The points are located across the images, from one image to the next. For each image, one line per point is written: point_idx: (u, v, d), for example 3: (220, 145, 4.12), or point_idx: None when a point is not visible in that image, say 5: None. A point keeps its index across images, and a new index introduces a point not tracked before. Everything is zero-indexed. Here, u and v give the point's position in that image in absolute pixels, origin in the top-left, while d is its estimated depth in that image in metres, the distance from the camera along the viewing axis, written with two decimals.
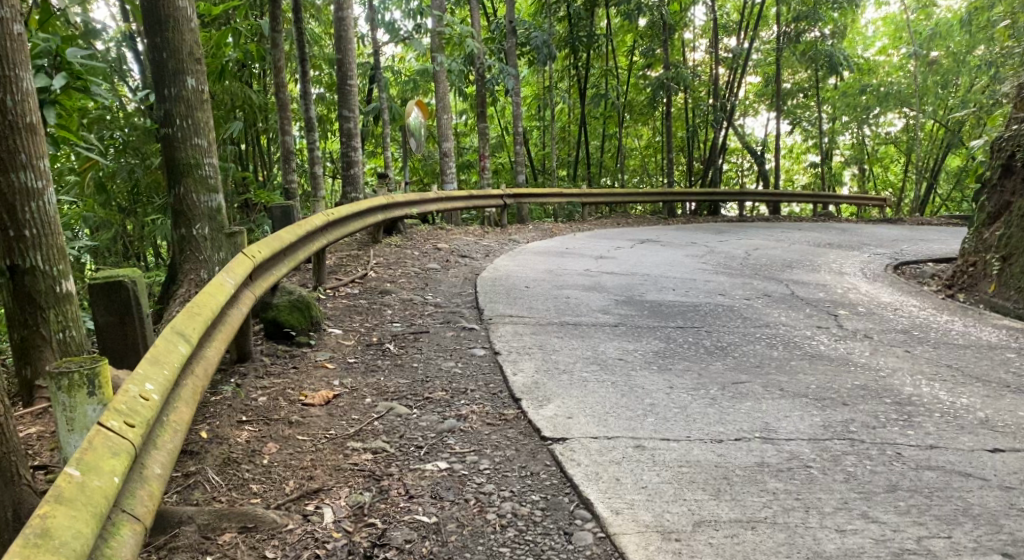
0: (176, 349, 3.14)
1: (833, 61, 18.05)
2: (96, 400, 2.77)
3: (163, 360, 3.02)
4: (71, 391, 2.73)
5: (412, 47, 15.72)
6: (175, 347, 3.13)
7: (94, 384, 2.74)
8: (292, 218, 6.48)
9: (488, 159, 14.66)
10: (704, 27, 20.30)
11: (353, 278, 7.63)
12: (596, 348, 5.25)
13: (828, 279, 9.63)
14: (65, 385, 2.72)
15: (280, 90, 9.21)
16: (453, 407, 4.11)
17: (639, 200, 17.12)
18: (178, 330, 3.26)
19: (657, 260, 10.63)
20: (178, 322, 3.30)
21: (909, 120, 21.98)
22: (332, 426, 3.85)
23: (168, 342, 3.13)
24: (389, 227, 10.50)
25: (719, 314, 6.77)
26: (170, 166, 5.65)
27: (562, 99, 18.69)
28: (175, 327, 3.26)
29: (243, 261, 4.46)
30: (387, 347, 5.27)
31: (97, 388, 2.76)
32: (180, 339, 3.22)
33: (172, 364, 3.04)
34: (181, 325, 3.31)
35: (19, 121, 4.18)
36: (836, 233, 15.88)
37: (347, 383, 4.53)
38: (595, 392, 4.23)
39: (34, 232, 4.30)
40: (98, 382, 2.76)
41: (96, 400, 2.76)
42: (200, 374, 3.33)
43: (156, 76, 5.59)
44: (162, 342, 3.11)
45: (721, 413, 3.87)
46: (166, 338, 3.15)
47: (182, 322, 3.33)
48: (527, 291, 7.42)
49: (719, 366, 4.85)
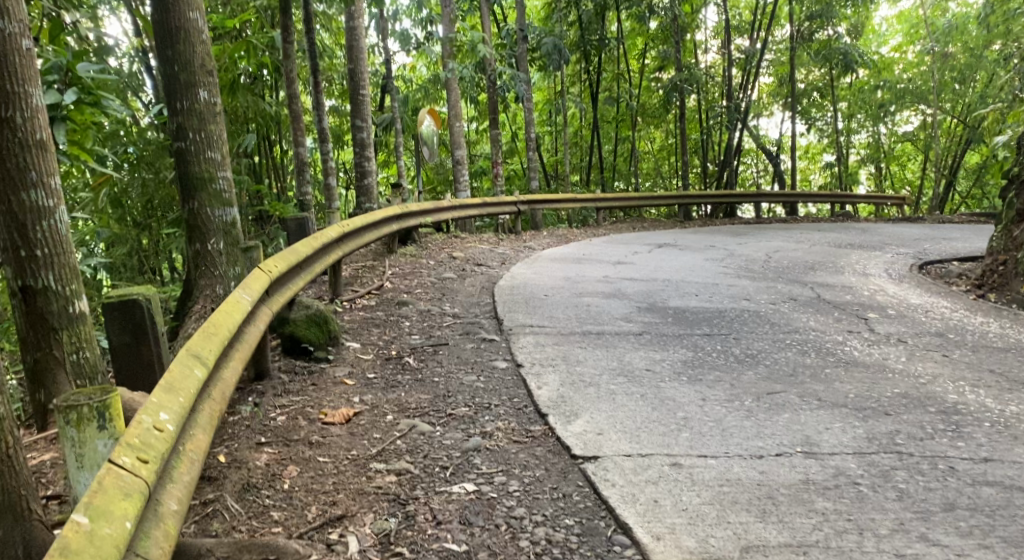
0: (192, 374, 3.01)
1: (848, 58, 17.84)
2: (107, 434, 2.64)
3: (179, 386, 2.89)
4: (80, 425, 2.60)
5: (422, 55, 15.64)
6: (191, 372, 3.00)
7: (104, 417, 2.61)
8: (307, 230, 6.34)
9: (501, 167, 14.54)
10: (716, 27, 20.15)
11: (369, 290, 7.51)
12: (622, 359, 5.09)
13: (853, 282, 9.43)
14: (73, 419, 2.59)
15: (293, 101, 9.12)
16: (478, 424, 3.96)
17: (654, 203, 16.97)
18: (193, 352, 3.13)
19: (677, 265, 10.46)
20: (193, 345, 3.17)
21: (926, 118, 21.71)
22: (354, 446, 3.72)
23: (183, 365, 3.00)
24: (404, 237, 10.38)
25: (745, 320, 6.60)
26: (183, 180, 5.54)
27: (574, 103, 18.59)
28: (190, 350, 3.13)
29: (260, 276, 4.35)
30: (406, 361, 5.14)
31: (108, 421, 2.63)
32: (196, 362, 3.09)
33: (188, 391, 2.91)
34: (196, 347, 3.17)
35: (29, 138, 4.07)
36: (855, 232, 15.66)
37: (367, 400, 4.39)
38: (625, 406, 4.07)
39: (46, 252, 4.19)
40: (109, 414, 2.63)
41: (107, 433, 2.63)
42: (218, 398, 3.20)
43: (167, 89, 5.48)
44: (176, 366, 2.98)
45: (758, 426, 3.71)
46: (180, 362, 3.02)
47: (196, 343, 3.20)
48: (546, 299, 7.28)
49: (750, 376, 4.69)
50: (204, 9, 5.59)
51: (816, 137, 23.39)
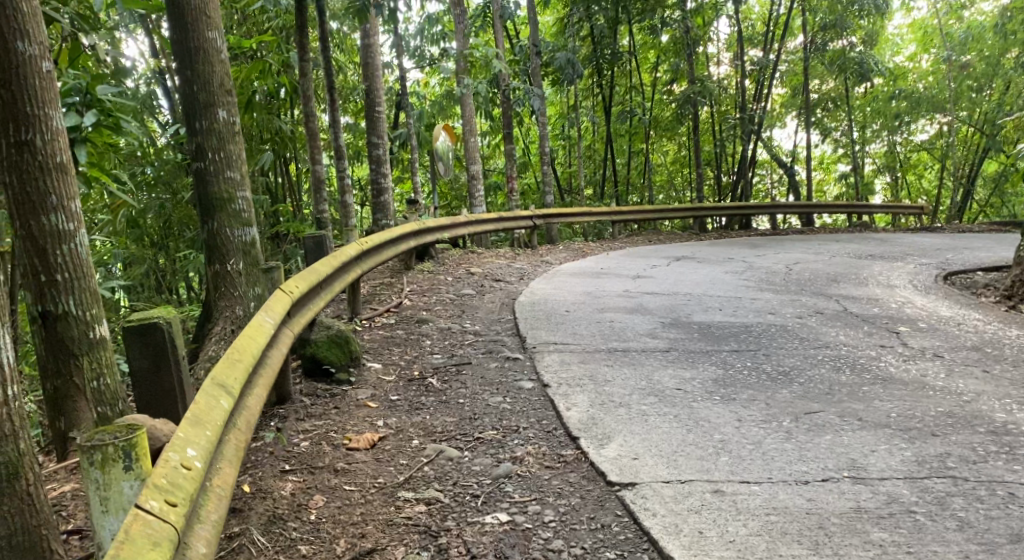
0: (218, 405, 2.91)
1: (863, 68, 17.64)
2: (133, 475, 2.52)
3: (205, 419, 2.79)
4: (105, 466, 2.48)
5: (435, 72, 15.58)
6: (217, 403, 2.90)
7: (130, 457, 2.49)
8: (325, 248, 6.22)
9: (515, 181, 14.42)
10: (729, 39, 20.02)
11: (388, 308, 7.41)
12: (651, 377, 4.96)
13: (879, 293, 9.26)
14: (98, 460, 2.48)
15: (309, 120, 9.04)
16: (508, 448, 3.84)
17: (670, 216, 16.79)
18: (218, 381, 3.03)
19: (697, 278, 10.31)
20: (218, 374, 3.07)
21: (942, 127, 21.47)
22: (380, 473, 3.60)
23: (208, 396, 2.90)
24: (421, 252, 10.27)
25: (774, 335, 6.46)
26: (202, 201, 5.46)
27: (587, 117, 18.46)
28: (216, 379, 3.03)
29: (281, 298, 4.26)
30: (430, 382, 5.01)
31: (134, 460, 2.51)
32: (222, 392, 2.99)
33: (215, 424, 2.81)
34: (221, 376, 3.07)
35: (50, 161, 4.01)
36: (874, 243, 15.43)
37: (392, 423, 4.28)
38: (659, 428, 3.93)
39: (67, 276, 4.12)
40: (135, 454, 2.51)
41: (133, 475, 2.50)
42: (244, 428, 3.09)
43: (187, 109, 5.41)
44: (202, 397, 2.88)
45: (800, 449, 3.56)
46: (206, 393, 2.92)
47: (221, 372, 3.10)
48: (569, 315, 7.15)
49: (786, 395, 4.54)
50: (222, 27, 5.53)
51: (832, 147, 23.17)
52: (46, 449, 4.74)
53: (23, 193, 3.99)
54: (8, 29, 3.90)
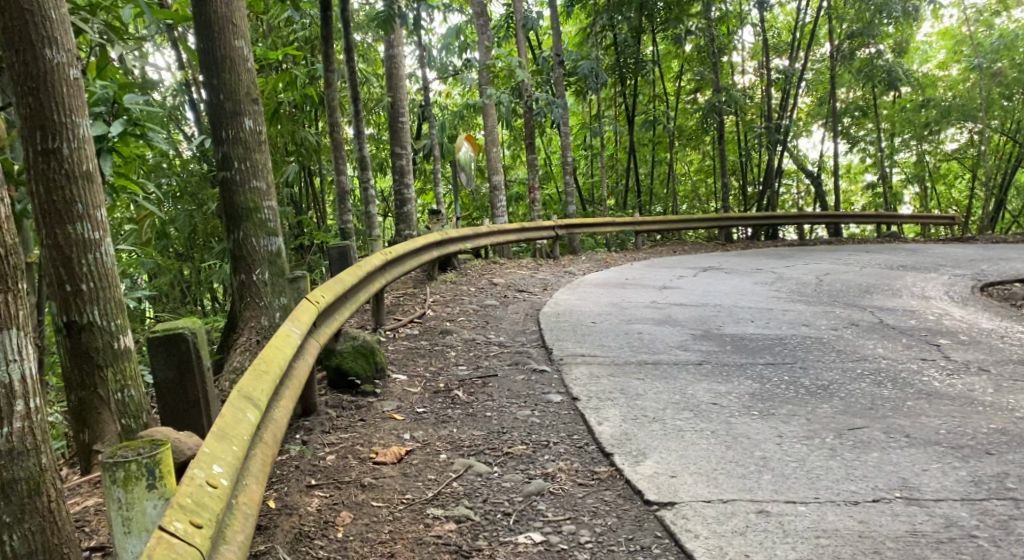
0: (244, 418, 2.80)
1: (892, 76, 17.33)
2: (157, 494, 2.40)
3: (230, 434, 2.67)
4: (128, 484, 2.37)
5: (458, 82, 15.50)
6: (243, 416, 2.79)
7: (154, 474, 2.38)
8: (349, 258, 6.11)
9: (538, 192, 14.30)
10: (754, 48, 19.80)
11: (412, 318, 7.30)
12: (685, 391, 4.79)
13: (915, 305, 9.03)
14: (120, 478, 2.37)
15: (333, 131, 8.97)
16: (539, 464, 3.69)
17: (694, 226, 16.57)
18: (245, 394, 2.92)
19: (726, 289, 10.12)
20: (244, 386, 2.95)
21: (973, 135, 21.05)
22: (409, 489, 3.47)
23: (234, 410, 2.79)
24: (444, 263, 10.17)
25: (809, 348, 6.26)
26: (228, 210, 5.38)
27: (610, 127, 18.27)
28: (242, 391, 2.91)
29: (308, 308, 4.16)
30: (456, 394, 4.88)
31: (157, 478, 2.40)
32: (248, 405, 2.88)
33: (241, 438, 2.70)
34: (247, 388, 2.96)
35: (76, 169, 3.95)
36: (904, 254, 15.14)
37: (418, 437, 4.15)
38: (696, 445, 3.77)
39: (92, 286, 4.02)
40: (159, 471, 2.40)
41: (157, 493, 2.39)
42: (271, 442, 2.98)
43: (213, 118, 5.34)
44: (228, 411, 2.77)
45: (846, 467, 3.38)
46: (231, 406, 2.80)
47: (247, 383, 2.98)
48: (596, 327, 6.99)
49: (826, 410, 4.36)
50: (249, 35, 5.47)
51: (859, 157, 22.85)
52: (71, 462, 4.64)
53: (49, 202, 3.92)
54: (38, 36, 3.85)
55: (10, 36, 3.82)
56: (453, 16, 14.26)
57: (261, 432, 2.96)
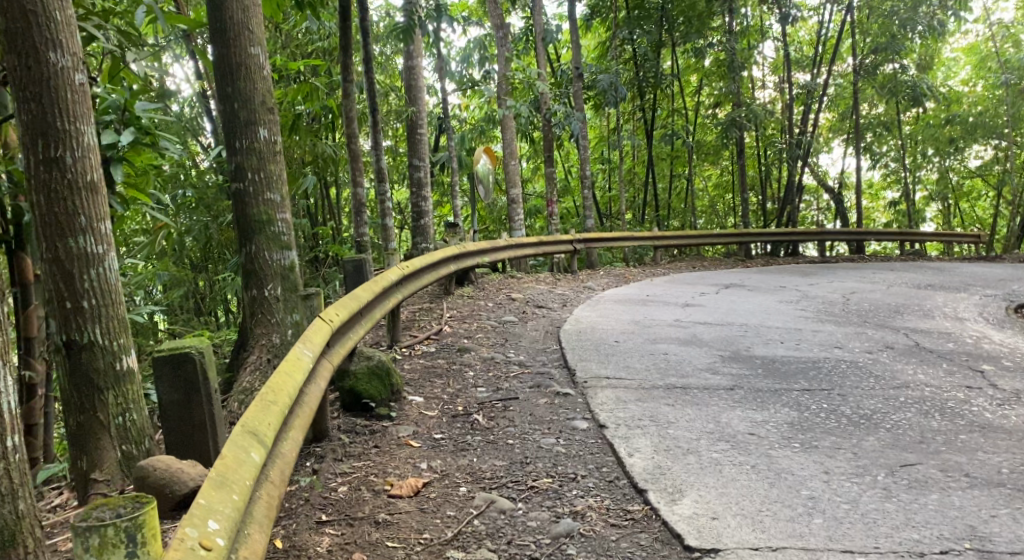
0: (247, 459, 2.56)
1: (917, 92, 16.94)
2: None
3: (230, 480, 2.43)
4: (103, 552, 2.02)
5: (476, 94, 15.25)
6: (246, 456, 2.55)
7: (135, 541, 2.03)
8: (364, 273, 5.87)
9: (556, 205, 14.01)
10: (775, 62, 19.45)
11: (428, 335, 7.06)
12: (719, 419, 4.52)
13: (949, 327, 8.73)
14: (95, 545, 2.01)
15: (351, 142, 8.75)
16: (567, 499, 3.43)
17: (714, 242, 16.24)
18: (249, 429, 2.67)
19: (751, 307, 9.82)
20: (249, 420, 2.71)
21: (998, 152, 20.59)
22: (425, 526, 3.22)
23: (235, 449, 2.55)
24: (461, 277, 9.90)
25: (846, 372, 5.99)
26: (240, 223, 5.16)
27: (630, 141, 17.95)
28: (246, 426, 2.67)
29: (321, 328, 3.92)
30: (475, 418, 4.62)
31: (139, 545, 2.04)
32: (253, 443, 2.64)
33: (243, 483, 2.46)
34: (252, 422, 2.71)
35: (80, 179, 3.73)
36: (930, 272, 14.76)
37: (436, 466, 3.88)
38: (736, 482, 3.49)
39: (94, 303, 3.79)
40: (141, 536, 2.05)
41: None
42: (279, 480, 2.74)
43: (227, 128, 5.13)
44: (229, 450, 2.53)
45: (905, 511, 3.11)
46: (233, 444, 2.56)
47: (252, 416, 2.74)
48: (619, 346, 6.72)
49: (873, 442, 4.10)
50: (265, 42, 5.25)
51: (881, 173, 22.46)
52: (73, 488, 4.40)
53: (50, 214, 3.70)
54: (42, 39, 3.63)
55: (14, 39, 3.61)
56: (473, 27, 14.02)
57: (268, 471, 2.72)
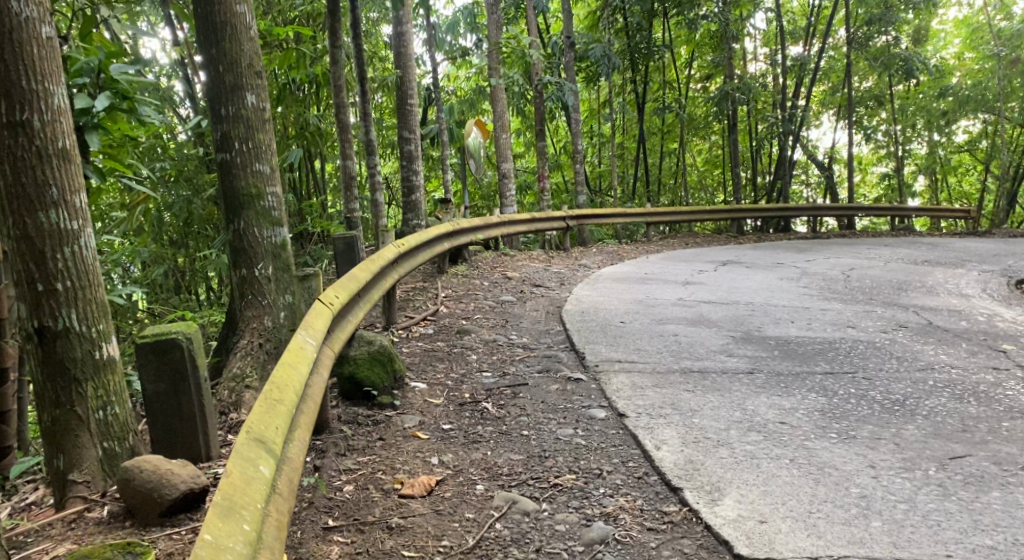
0: (256, 474, 2.25)
1: (910, 65, 16.49)
2: None
3: (238, 502, 2.12)
4: None
5: (465, 64, 14.73)
6: (253, 472, 2.24)
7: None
8: (356, 252, 5.40)
9: (547, 180, 13.59)
10: (767, 35, 19.01)
11: (425, 316, 6.72)
12: (745, 406, 4.24)
13: (956, 304, 8.54)
14: None
15: (340, 112, 8.33)
16: (595, 498, 3.16)
17: (706, 218, 15.89)
18: (256, 437, 2.37)
19: (752, 285, 9.55)
20: (254, 425, 2.41)
21: (986, 126, 20.32)
22: (443, 533, 2.96)
23: (243, 463, 2.24)
24: (454, 255, 9.55)
25: (865, 352, 5.75)
26: (227, 197, 4.80)
27: (621, 114, 17.45)
28: (252, 433, 2.37)
29: (321, 313, 3.61)
30: (485, 407, 4.30)
31: None
32: (261, 455, 2.33)
33: (254, 507, 2.16)
34: (257, 428, 2.41)
35: (49, 146, 3.37)
36: (924, 247, 14.55)
37: (449, 461, 3.58)
38: (778, 479, 3.20)
39: (69, 285, 3.43)
40: None
41: None
42: (290, 491, 2.44)
43: (211, 93, 4.75)
44: (235, 465, 2.22)
45: (969, 512, 2.89)
46: (238, 457, 2.26)
47: (257, 420, 2.43)
48: (625, 327, 6.41)
49: (915, 431, 3.87)
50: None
51: (870, 149, 22.23)
52: (44, 495, 3.94)
53: (16, 185, 3.33)
54: None
55: None
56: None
57: (278, 481, 2.42)
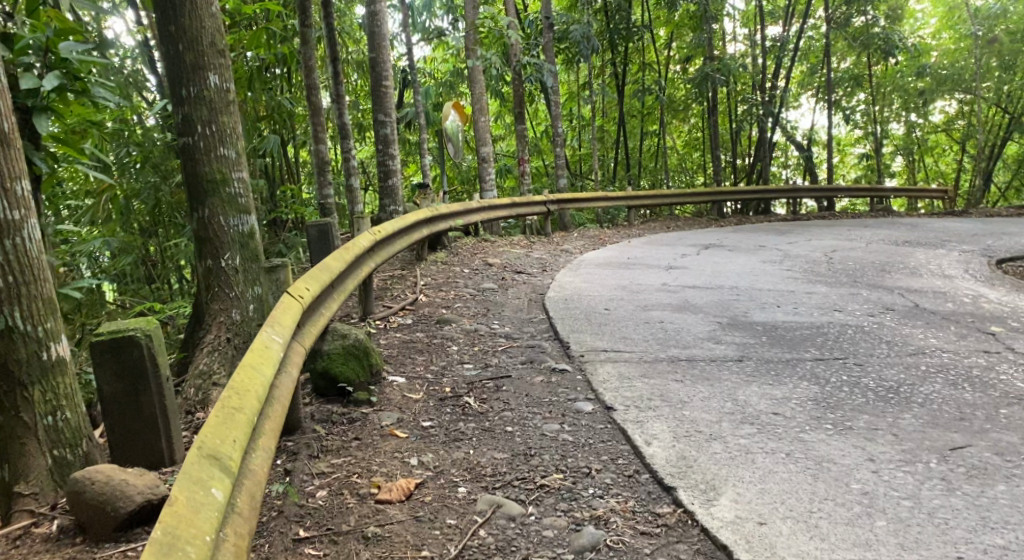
0: (205, 500, 2.09)
1: (889, 45, 16.34)
2: None
3: (182, 535, 1.96)
4: None
5: (443, 45, 14.43)
6: (201, 499, 2.08)
7: None
8: (330, 240, 5.17)
9: (527, 164, 13.35)
10: (745, 14, 18.82)
11: (403, 306, 6.52)
12: (735, 397, 4.09)
13: (940, 285, 8.46)
14: None
15: (313, 94, 8.06)
16: (584, 500, 3.00)
17: (687, 201, 15.76)
18: (206, 455, 2.21)
19: (736, 268, 9.43)
20: (206, 440, 2.25)
21: (963, 107, 20.28)
22: (423, 542, 2.81)
23: (190, 488, 2.09)
24: (433, 242, 9.35)
25: (855, 338, 5.63)
26: (190, 183, 4.57)
27: (602, 96, 17.19)
28: (202, 450, 2.21)
29: (290, 306, 3.42)
30: (466, 402, 4.12)
31: None
32: (213, 475, 2.18)
33: (200, 538, 1.99)
34: (210, 443, 2.25)
35: None
36: (904, 228, 14.54)
37: (429, 461, 3.41)
38: (775, 475, 3.06)
39: (13, 281, 3.19)
40: None
41: None
42: (250, 510, 2.28)
43: (171, 73, 4.51)
44: (180, 492, 2.06)
45: (977, 508, 2.78)
46: (185, 481, 2.10)
47: (210, 435, 2.27)
48: (609, 314, 6.24)
49: (912, 420, 3.75)
50: None
51: (849, 129, 22.18)
52: None
53: None
54: None
55: None
56: None
57: (236, 500, 2.25)
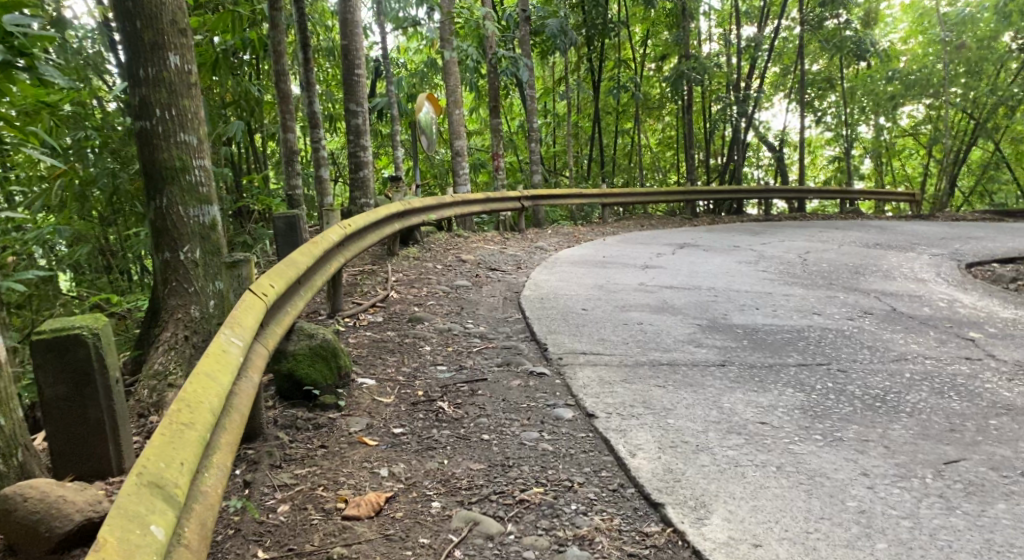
0: (142, 536, 1.90)
1: (863, 48, 16.28)
2: None
3: None
4: None
5: (416, 35, 14.11)
6: (136, 535, 1.89)
7: None
8: (297, 231, 4.92)
9: (501, 159, 13.12)
10: (721, 14, 18.68)
11: (373, 302, 6.29)
12: (720, 404, 3.93)
13: (915, 288, 8.40)
14: None
15: (281, 82, 7.78)
16: (566, 518, 2.84)
17: (660, 200, 15.60)
18: (146, 485, 2.02)
19: (713, 268, 9.30)
20: (148, 465, 2.06)
21: (930, 112, 20.36)
22: None
23: (126, 525, 1.90)
24: (404, 237, 9.11)
25: (836, 342, 5.51)
26: (147, 170, 4.31)
27: (577, 91, 16.95)
28: (143, 478, 2.03)
29: (252, 305, 3.20)
30: (440, 406, 3.92)
31: None
32: (156, 507, 1.99)
33: None
34: (152, 470, 2.07)
35: None
36: (875, 231, 14.54)
37: (400, 472, 3.21)
38: (766, 491, 2.92)
39: None
40: None
41: None
42: (197, 540, 2.09)
43: (128, 52, 4.24)
44: (112, 531, 1.87)
45: (979, 530, 2.70)
46: (119, 516, 1.91)
47: (151, 460, 2.08)
48: (586, 315, 6.07)
49: (903, 431, 3.62)
50: None
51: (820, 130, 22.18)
52: None
53: None
54: None
55: None
56: None
57: (183, 531, 2.07)
